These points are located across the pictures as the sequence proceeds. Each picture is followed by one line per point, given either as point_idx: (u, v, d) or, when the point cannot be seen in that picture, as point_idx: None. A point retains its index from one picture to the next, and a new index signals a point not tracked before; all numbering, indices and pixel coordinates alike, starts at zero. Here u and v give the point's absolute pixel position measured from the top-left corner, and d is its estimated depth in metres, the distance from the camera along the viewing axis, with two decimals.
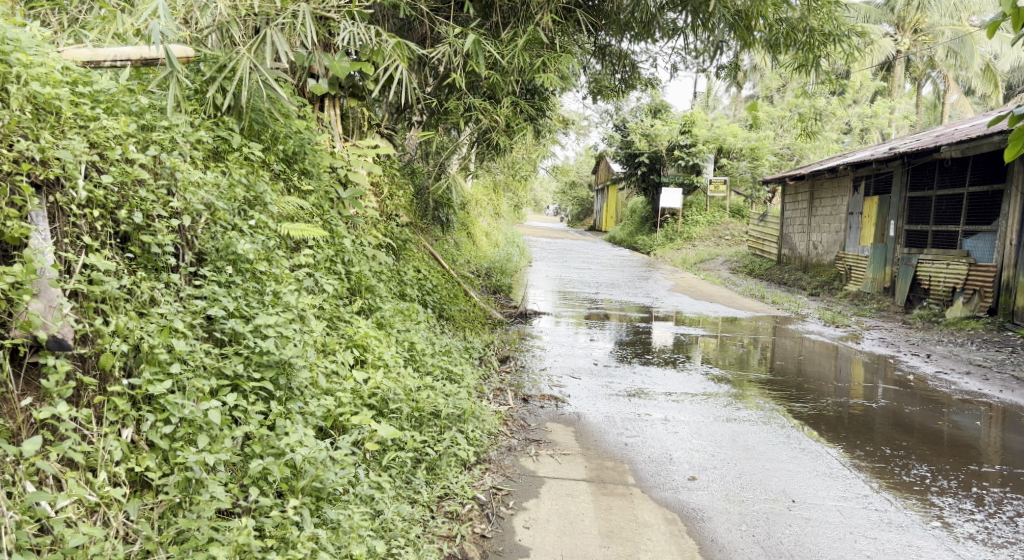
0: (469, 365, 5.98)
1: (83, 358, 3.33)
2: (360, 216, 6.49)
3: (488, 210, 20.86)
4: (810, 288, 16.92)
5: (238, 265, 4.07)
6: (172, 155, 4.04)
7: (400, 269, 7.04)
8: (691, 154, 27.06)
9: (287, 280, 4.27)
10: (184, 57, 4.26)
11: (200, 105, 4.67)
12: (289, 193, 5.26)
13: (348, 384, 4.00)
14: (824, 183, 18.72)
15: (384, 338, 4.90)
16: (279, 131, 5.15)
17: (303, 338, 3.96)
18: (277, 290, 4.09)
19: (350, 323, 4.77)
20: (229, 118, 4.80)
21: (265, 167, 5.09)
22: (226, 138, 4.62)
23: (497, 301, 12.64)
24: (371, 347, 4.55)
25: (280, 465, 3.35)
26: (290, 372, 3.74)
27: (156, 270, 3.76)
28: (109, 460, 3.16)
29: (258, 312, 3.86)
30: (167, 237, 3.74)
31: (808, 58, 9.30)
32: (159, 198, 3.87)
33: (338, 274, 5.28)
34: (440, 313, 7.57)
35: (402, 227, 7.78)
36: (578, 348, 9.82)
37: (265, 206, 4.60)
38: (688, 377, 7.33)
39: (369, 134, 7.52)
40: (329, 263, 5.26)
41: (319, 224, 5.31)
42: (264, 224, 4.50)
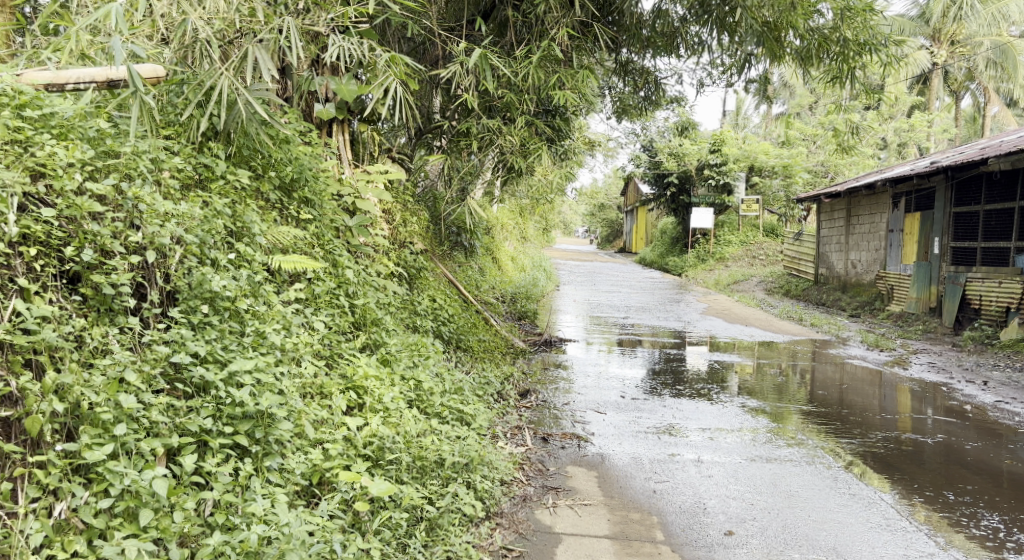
0: (484, 403, 5.58)
1: (9, 423, 3.05)
2: (366, 247, 6.17)
3: (514, 233, 20.55)
4: (849, 309, 16.30)
5: (215, 303, 3.78)
6: (135, 184, 3.72)
7: (412, 301, 6.71)
8: (721, 172, 26.64)
9: (273, 319, 3.99)
10: (154, 77, 3.91)
11: (182, 130, 4.41)
12: (287, 223, 4.97)
13: (339, 433, 3.72)
14: (861, 200, 18.14)
15: (387, 376, 4.57)
16: (274, 156, 4.85)
17: (285, 386, 3.66)
18: (260, 330, 3.84)
19: (352, 361, 4.54)
20: (214, 143, 4.52)
21: (258, 197, 4.80)
22: (209, 164, 4.34)
23: (521, 328, 12.29)
24: (370, 389, 4.20)
25: (239, 544, 3.06)
26: (267, 425, 3.48)
27: (113, 312, 3.49)
28: (26, 546, 2.88)
29: (234, 357, 3.58)
30: (122, 276, 3.44)
31: (842, 70, 8.85)
32: (118, 232, 3.54)
33: (340, 307, 4.97)
34: (457, 347, 7.22)
35: (417, 256, 7.46)
36: (605, 376, 9.40)
37: (254, 239, 4.31)
38: (723, 410, 6.86)
39: (381, 158, 7.22)
40: (329, 297, 4.93)
41: (319, 255, 4.99)
42: (250, 257, 4.20)
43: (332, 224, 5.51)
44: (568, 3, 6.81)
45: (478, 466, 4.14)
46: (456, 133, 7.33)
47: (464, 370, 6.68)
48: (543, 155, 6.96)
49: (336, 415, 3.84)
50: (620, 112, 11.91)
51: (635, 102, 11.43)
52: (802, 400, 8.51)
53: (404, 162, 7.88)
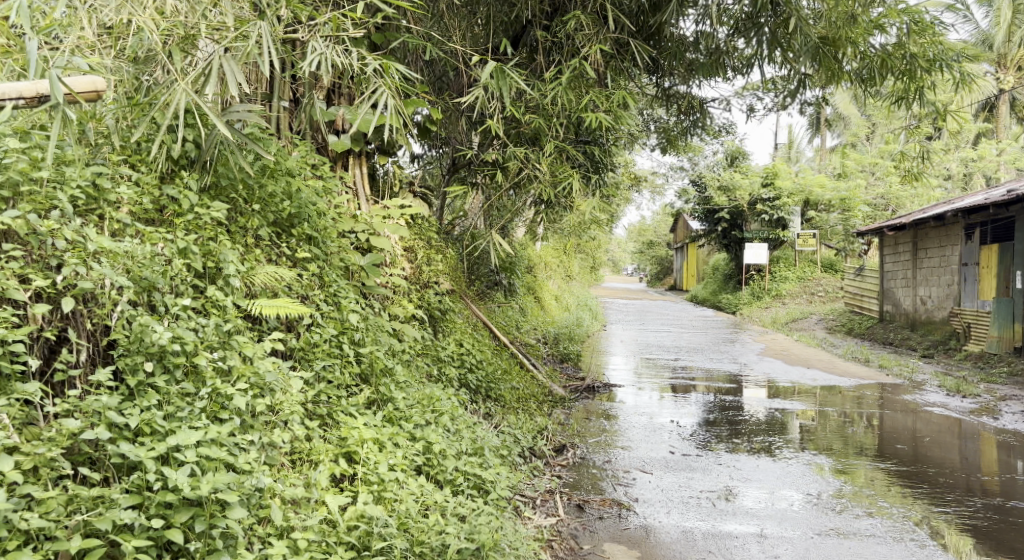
0: (508, 462, 4.96)
1: None
2: (383, 290, 5.65)
3: (557, 272, 20.05)
4: (920, 351, 15.25)
5: (165, 360, 3.43)
6: (50, 217, 3.50)
7: (431, 348, 6.17)
8: (774, 207, 25.81)
9: (240, 375, 3.56)
10: (94, 91, 3.52)
11: (145, 160, 4.08)
12: (280, 263, 4.48)
13: (314, 517, 3.34)
14: (930, 232, 17.15)
15: (391, 440, 4.04)
16: (263, 190, 4.40)
17: (239, 459, 3.27)
18: (216, 389, 3.42)
19: (355, 418, 4.12)
20: (185, 168, 4.16)
21: (247, 234, 4.33)
22: (175, 197, 4.01)
23: (562, 372, 11.67)
24: (364, 457, 3.74)
25: None
26: (213, 515, 3.09)
27: (8, 375, 3.21)
28: None
29: (173, 426, 3.24)
30: (15, 332, 3.18)
31: (909, 88, 8.09)
32: (22, 275, 3.32)
33: (342, 357, 4.45)
34: (486, 397, 6.65)
35: (442, 298, 6.93)
36: (652, 423, 8.73)
37: (229, 281, 3.91)
38: (787, 468, 6.07)
39: (405, 193, 6.69)
40: (329, 345, 4.42)
41: (317, 299, 4.50)
42: (215, 301, 3.81)
43: (339, 265, 4.99)
44: (601, 19, 6.26)
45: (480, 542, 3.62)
46: (483, 164, 6.81)
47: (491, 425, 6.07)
48: (577, 186, 6.41)
49: (315, 494, 3.46)
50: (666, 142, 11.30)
51: (682, 133, 10.83)
52: (873, 451, 7.64)
53: (429, 197, 7.40)
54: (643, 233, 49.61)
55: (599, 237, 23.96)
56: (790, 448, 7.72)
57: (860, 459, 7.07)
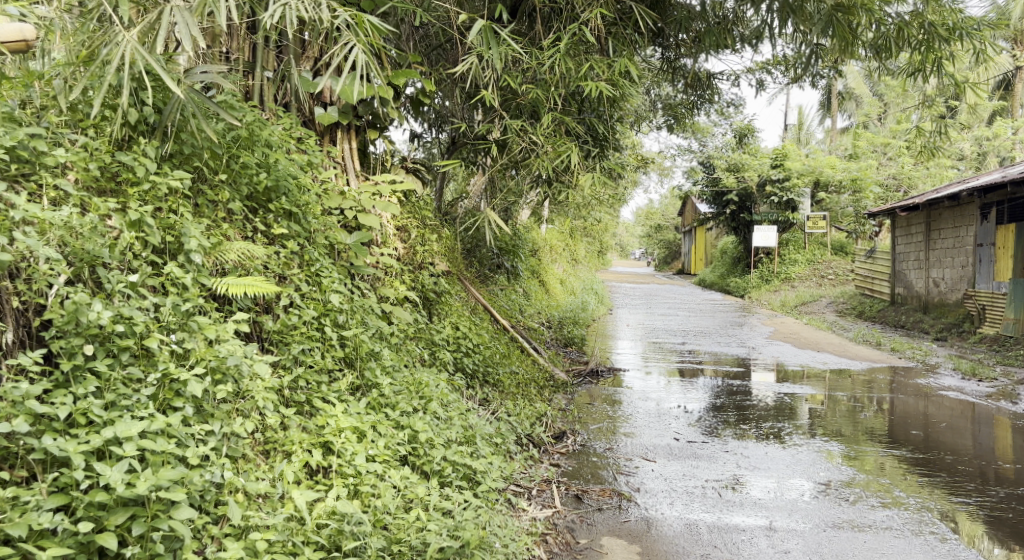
0: (499, 450, 4.69)
1: None
2: (372, 269, 5.37)
3: (562, 255, 19.81)
4: (933, 334, 14.95)
5: (107, 343, 3.29)
6: None
7: (421, 331, 5.92)
8: (784, 189, 25.44)
9: (198, 357, 3.44)
10: (22, 39, 3.70)
11: (97, 124, 3.83)
12: (255, 241, 4.28)
13: (279, 514, 3.24)
14: (944, 213, 16.79)
15: (371, 429, 3.83)
16: (231, 164, 4.18)
17: (186, 454, 3.15)
18: (168, 371, 3.31)
19: (334, 406, 3.92)
20: (142, 134, 3.90)
21: (218, 208, 4.13)
22: (130, 164, 3.74)
23: (566, 356, 11.44)
24: (339, 447, 3.62)
25: None
26: (154, 517, 2.99)
27: None
28: None
29: (109, 418, 3.11)
30: None
31: (927, 60, 7.76)
32: None
33: (324, 341, 4.22)
34: (482, 381, 6.40)
35: (437, 280, 6.68)
36: (657, 406, 8.49)
37: (190, 258, 3.72)
38: (797, 456, 5.78)
39: (397, 170, 6.39)
40: (309, 328, 4.19)
41: (296, 280, 4.28)
42: (174, 279, 3.63)
43: (320, 244, 4.73)
44: None
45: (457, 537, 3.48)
46: (477, 138, 6.50)
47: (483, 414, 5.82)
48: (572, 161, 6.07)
49: (281, 490, 3.40)
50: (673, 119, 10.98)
51: (690, 109, 10.51)
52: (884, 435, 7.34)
53: (422, 174, 7.12)
54: (651, 216, 49.12)
55: (605, 220, 23.64)
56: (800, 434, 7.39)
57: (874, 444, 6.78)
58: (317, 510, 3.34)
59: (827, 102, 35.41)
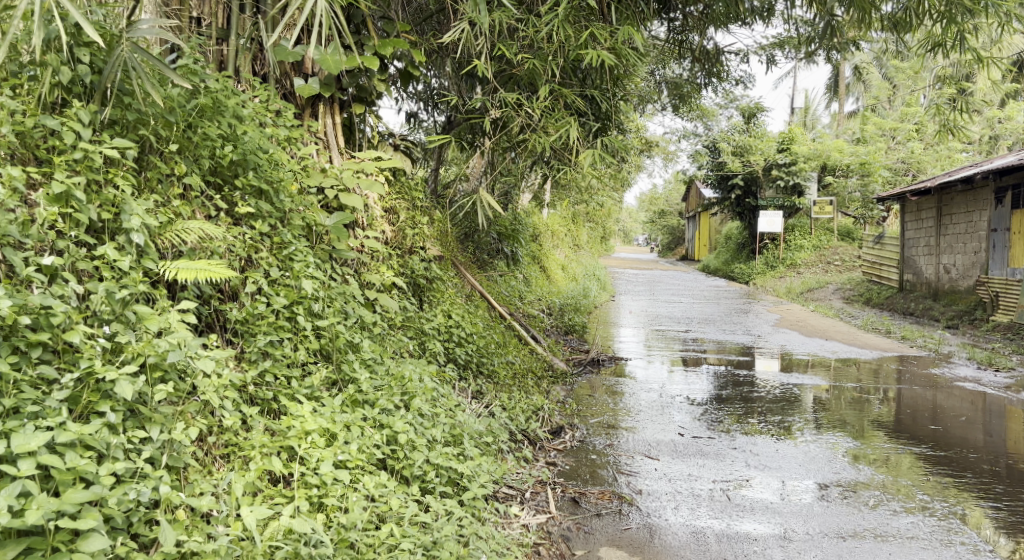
0: (487, 448, 4.34)
1: None
2: (355, 253, 5.01)
3: (563, 241, 19.46)
4: (944, 322, 14.59)
5: (13, 338, 2.95)
6: None
7: (408, 319, 5.57)
8: (791, 173, 25.02)
9: (131, 351, 3.11)
10: None
11: (24, 86, 3.47)
12: (219, 223, 3.95)
13: (223, 537, 2.90)
14: (956, 197, 16.43)
15: (342, 431, 3.50)
16: (186, 137, 3.84)
17: (101, 469, 2.82)
18: (93, 368, 2.98)
19: (301, 404, 3.58)
20: (75, 98, 3.52)
21: (172, 184, 3.80)
22: (58, 129, 3.37)
23: (566, 344, 11.09)
24: (303, 453, 3.30)
25: None
26: (56, 550, 2.65)
27: None
28: None
29: (9, 428, 2.77)
30: None
31: (948, 33, 7.37)
32: None
33: (296, 332, 3.87)
34: (474, 373, 6.06)
35: (428, 265, 6.32)
36: (660, 396, 8.14)
37: (130, 238, 3.39)
38: (810, 453, 5.42)
39: (384, 148, 6.01)
40: (278, 318, 3.84)
41: (265, 265, 3.94)
42: (108, 262, 3.29)
43: (294, 225, 4.36)
44: None
45: (433, 553, 3.14)
46: (470, 112, 6.11)
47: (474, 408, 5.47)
48: (572, 136, 5.68)
49: (229, 507, 3.07)
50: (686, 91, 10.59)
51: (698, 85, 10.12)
52: (899, 426, 6.99)
53: (414, 152, 6.75)
54: (655, 202, 48.70)
55: (607, 205, 23.28)
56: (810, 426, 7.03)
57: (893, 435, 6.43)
58: (269, 530, 3.00)
59: (834, 86, 34.96)
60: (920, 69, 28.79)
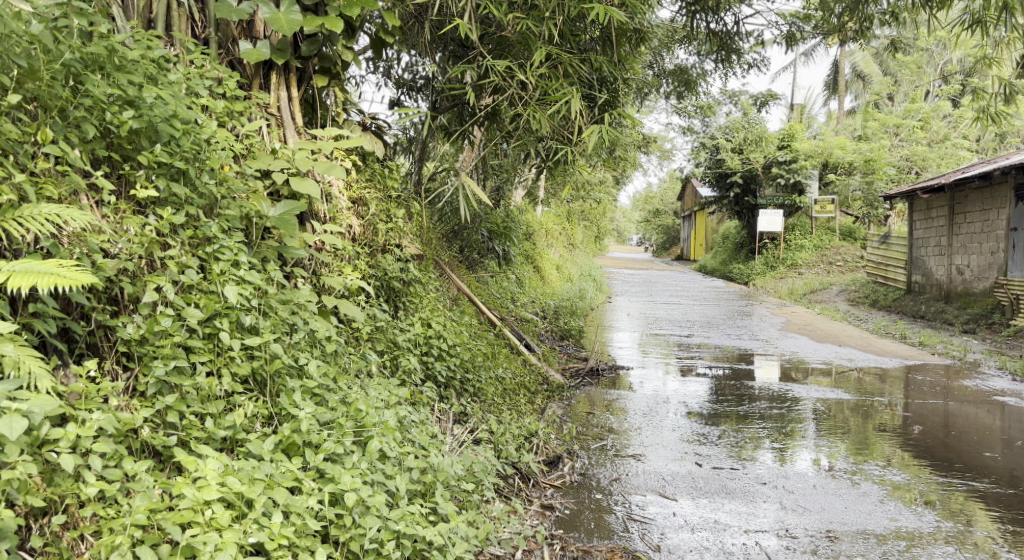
0: (462, 493, 3.53)
1: None
2: (311, 249, 4.17)
3: (557, 239, 18.70)
4: (959, 326, 13.83)
5: None
6: None
7: (375, 331, 4.73)
8: (791, 171, 24.21)
9: None
10: None
11: None
12: (107, 213, 3.14)
13: None
14: (970, 194, 15.64)
15: (260, 496, 2.76)
16: (54, 90, 2.99)
17: None
18: None
19: (206, 459, 2.81)
20: None
21: (24, 153, 2.94)
22: None
23: (561, 350, 10.27)
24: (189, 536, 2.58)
25: None
26: None
27: None
28: None
29: None
30: None
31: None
32: None
33: (211, 354, 3.09)
34: (455, 393, 5.22)
35: (404, 265, 5.47)
36: (666, 410, 7.30)
37: None
38: (856, 492, 4.61)
39: (350, 126, 5.14)
40: (182, 338, 3.04)
41: (173, 266, 3.13)
42: None
43: (225, 216, 3.54)
44: None
45: None
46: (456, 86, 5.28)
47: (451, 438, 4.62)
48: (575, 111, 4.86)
49: None
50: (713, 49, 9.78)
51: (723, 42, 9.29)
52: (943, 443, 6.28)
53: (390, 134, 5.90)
54: (649, 200, 47.85)
55: (603, 203, 22.51)
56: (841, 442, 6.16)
57: (945, 456, 5.62)
58: None
59: (833, 83, 34.25)
60: (922, 66, 28.08)
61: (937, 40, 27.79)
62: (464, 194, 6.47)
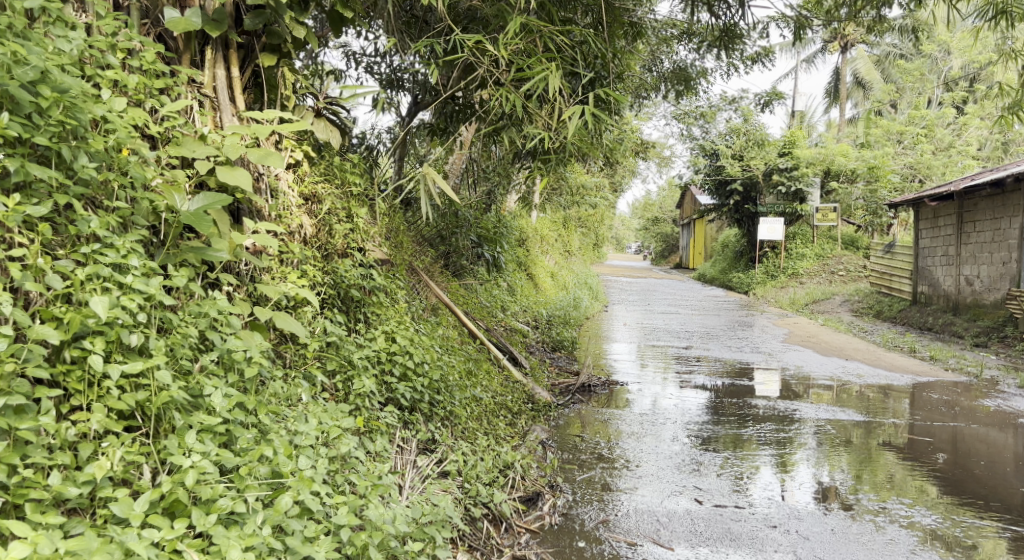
0: (402, 551, 2.97)
1: None
2: (239, 249, 3.53)
3: (552, 247, 18.11)
4: (970, 340, 13.21)
5: None
6: None
7: (322, 348, 4.08)
8: (793, 178, 23.59)
9: None
10: None
11: None
12: None
13: None
14: (980, 202, 15.03)
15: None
16: None
17: None
18: None
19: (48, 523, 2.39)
20: None
21: None
22: None
23: (552, 364, 9.65)
24: None
25: None
26: None
27: None
28: None
29: None
30: None
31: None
32: None
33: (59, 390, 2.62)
34: (422, 418, 4.58)
35: (368, 271, 4.81)
36: (661, 430, 6.65)
37: None
38: (881, 540, 4.00)
39: (301, 111, 4.48)
40: (20, 363, 2.52)
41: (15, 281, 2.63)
42: None
43: (122, 210, 2.99)
44: None
45: None
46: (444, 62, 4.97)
47: (407, 478, 3.98)
48: (556, 84, 4.66)
49: None
50: (714, 45, 9.10)
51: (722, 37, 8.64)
52: (972, 471, 5.58)
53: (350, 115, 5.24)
54: (647, 209, 47.18)
55: (599, 209, 21.90)
56: (856, 468, 5.45)
57: (980, 494, 4.97)
58: None
59: (834, 90, 33.63)
60: (925, 72, 27.47)
61: (942, 45, 27.15)
62: (437, 187, 5.77)
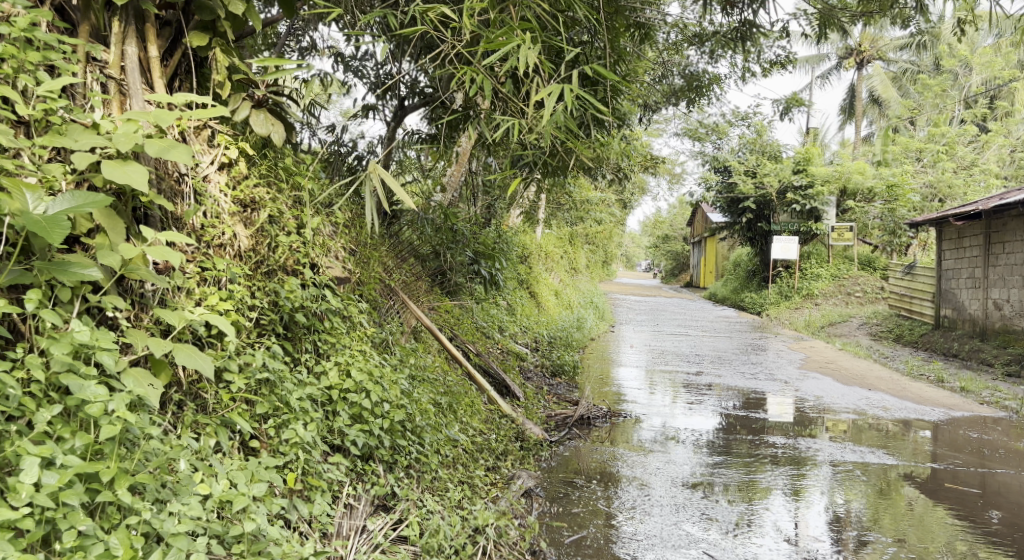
0: None
1: None
2: (128, 267, 2.81)
3: (557, 264, 17.34)
4: (1000, 370, 12.38)
5: None
6: None
7: (249, 385, 3.36)
8: (807, 196, 22.73)
9: None
10: None
11: None
12: None
13: None
14: (1010, 222, 14.19)
15: None
16: None
17: None
18: None
19: None
20: None
21: None
22: None
23: (550, 392, 8.89)
24: None
25: None
26: None
27: None
28: None
29: None
30: None
31: None
32: None
33: None
34: (380, 468, 3.89)
35: (321, 290, 4.07)
36: (665, 472, 5.86)
37: None
38: None
39: (235, 101, 3.62)
40: None
41: None
42: None
43: None
44: None
45: None
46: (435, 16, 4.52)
47: (349, 552, 3.29)
48: (525, 57, 4.26)
49: None
50: (730, 45, 8.35)
51: (738, 37, 7.89)
52: None
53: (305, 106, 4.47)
54: (657, 226, 46.37)
55: (607, 225, 21.11)
56: (908, 551, 4.62)
57: None
58: None
59: (851, 106, 32.78)
60: (945, 89, 26.63)
61: (965, 60, 26.29)
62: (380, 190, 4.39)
